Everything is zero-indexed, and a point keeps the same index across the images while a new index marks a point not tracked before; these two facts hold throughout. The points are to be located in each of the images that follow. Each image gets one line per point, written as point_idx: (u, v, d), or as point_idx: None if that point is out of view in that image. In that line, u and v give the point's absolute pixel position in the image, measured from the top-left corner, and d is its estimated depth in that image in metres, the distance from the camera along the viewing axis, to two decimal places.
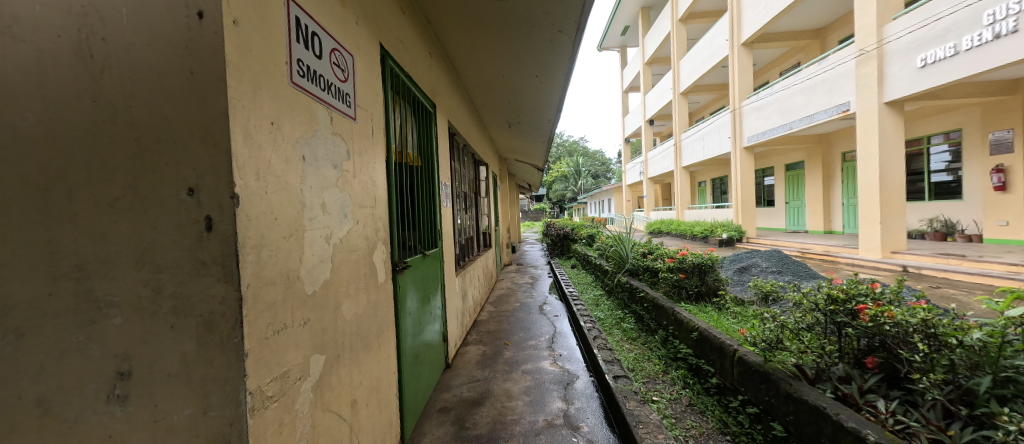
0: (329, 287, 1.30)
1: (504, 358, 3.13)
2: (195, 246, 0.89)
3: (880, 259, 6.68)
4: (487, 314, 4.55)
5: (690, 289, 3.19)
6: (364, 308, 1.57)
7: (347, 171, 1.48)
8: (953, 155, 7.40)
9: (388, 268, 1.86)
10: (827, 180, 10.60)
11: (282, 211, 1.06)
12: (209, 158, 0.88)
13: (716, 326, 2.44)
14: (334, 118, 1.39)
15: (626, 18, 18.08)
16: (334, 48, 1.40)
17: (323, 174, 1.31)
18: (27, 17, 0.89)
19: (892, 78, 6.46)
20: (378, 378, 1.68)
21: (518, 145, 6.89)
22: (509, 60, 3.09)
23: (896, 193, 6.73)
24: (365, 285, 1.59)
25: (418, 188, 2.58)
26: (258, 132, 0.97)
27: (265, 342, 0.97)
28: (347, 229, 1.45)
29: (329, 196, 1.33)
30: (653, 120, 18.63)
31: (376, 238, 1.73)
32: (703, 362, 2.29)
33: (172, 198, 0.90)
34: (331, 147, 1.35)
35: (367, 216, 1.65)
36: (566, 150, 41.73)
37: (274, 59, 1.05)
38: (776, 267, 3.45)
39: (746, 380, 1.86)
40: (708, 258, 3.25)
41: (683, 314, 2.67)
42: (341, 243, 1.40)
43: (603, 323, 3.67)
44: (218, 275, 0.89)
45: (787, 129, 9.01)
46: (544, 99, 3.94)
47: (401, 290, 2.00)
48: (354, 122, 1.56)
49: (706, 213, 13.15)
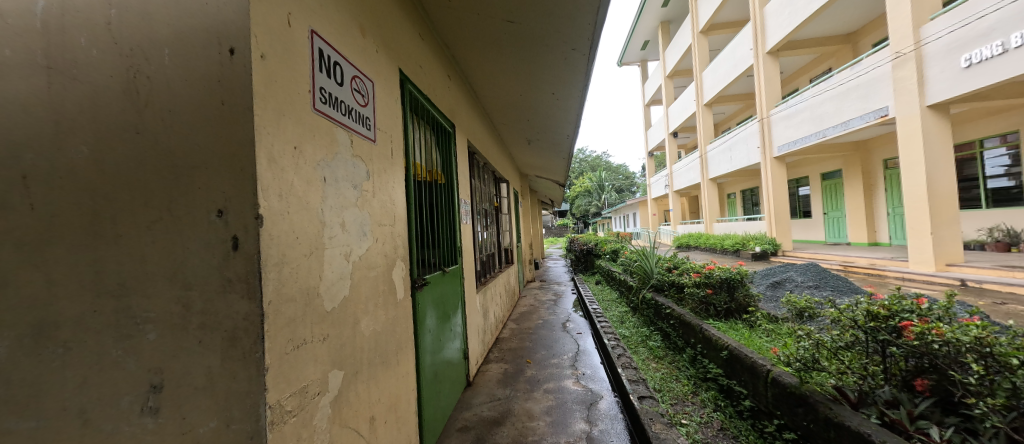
0: (348, 302, 1.32)
1: (525, 376, 3.05)
2: (222, 265, 0.94)
3: (934, 273, 6.15)
4: (509, 331, 4.50)
5: (719, 306, 2.99)
6: (382, 324, 1.58)
7: (367, 190, 1.53)
8: (1013, 158, 6.82)
9: (408, 285, 1.89)
10: (869, 189, 9.98)
11: (306, 228, 1.12)
12: (237, 182, 0.95)
13: (747, 344, 2.28)
14: (354, 141, 1.45)
15: (645, 33, 18.20)
16: (355, 75, 1.48)
17: (344, 194, 1.36)
18: (84, 62, 1.01)
19: (933, 80, 6.12)
20: (397, 394, 1.68)
21: (538, 161, 6.95)
22: (524, 79, 3.16)
23: (948, 201, 6.28)
24: (384, 302, 1.62)
25: (437, 205, 2.62)
26: (282, 156, 1.04)
27: (285, 356, 0.99)
28: (366, 247, 1.49)
29: (348, 215, 1.38)
30: (677, 132, 18.33)
31: (395, 256, 1.76)
32: (735, 383, 2.13)
33: (204, 219, 0.96)
34: (351, 168, 1.41)
35: (387, 233, 1.70)
36: (588, 165, 41.54)
37: (298, 88, 1.13)
38: (812, 281, 3.20)
39: (781, 403, 1.71)
40: (737, 273, 3.07)
41: (712, 332, 2.52)
42: (360, 260, 1.43)
43: (628, 340, 3.55)
44: (242, 292, 0.93)
45: (821, 137, 8.64)
46: (561, 115, 3.98)
47: (420, 308, 2.02)
48: (373, 144, 1.62)
49: (735, 226, 12.60)
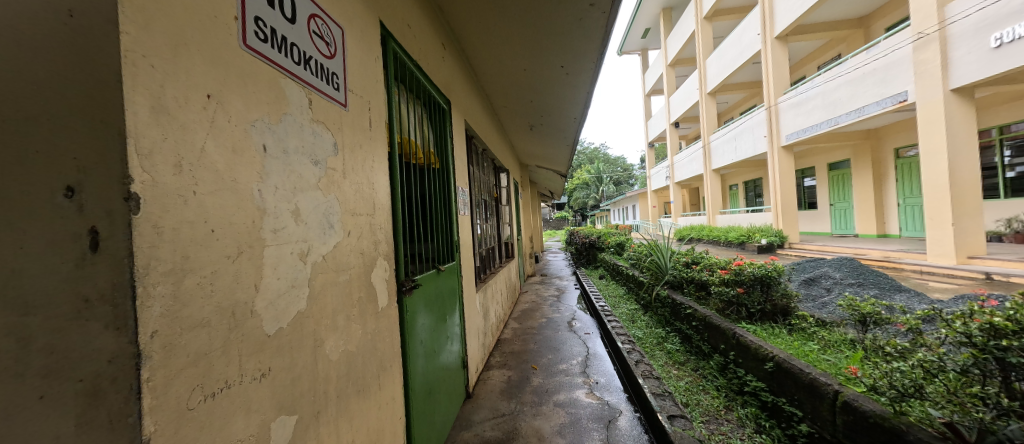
0: (304, 320, 0.96)
1: (532, 386, 2.72)
2: (77, 277, 0.59)
3: (955, 266, 5.88)
4: (512, 332, 4.16)
5: (751, 307, 2.55)
6: (358, 342, 1.22)
7: (334, 169, 1.17)
8: (1015, 149, 6.76)
9: (393, 289, 1.51)
10: (878, 179, 9.69)
11: (232, 218, 0.77)
12: (101, 143, 0.60)
13: (798, 354, 1.91)
14: (315, 102, 1.09)
15: (646, 20, 17.66)
16: (314, 14, 1.11)
17: (298, 172, 1.00)
18: None
19: (959, 62, 5.82)
20: (379, 428, 1.32)
21: (540, 150, 6.57)
22: (527, 50, 2.76)
23: (969, 191, 6.02)
24: (361, 312, 1.25)
25: (431, 193, 2.24)
26: (184, 107, 0.68)
27: (186, 415, 0.64)
28: (333, 243, 1.13)
29: (304, 200, 1.01)
30: (678, 123, 17.89)
31: (375, 253, 1.39)
32: (785, 402, 1.79)
33: (43, 200, 0.60)
34: (309, 137, 1.05)
35: (364, 224, 1.33)
36: (587, 158, 41.05)
37: (213, 10, 0.76)
38: (853, 279, 2.85)
39: (858, 435, 1.38)
40: (773, 268, 2.58)
41: (749, 338, 2.17)
42: (323, 261, 1.07)
43: (643, 343, 3.24)
44: (108, 318, 0.58)
45: (832, 125, 8.31)
46: (569, 95, 3.58)
47: (409, 316, 1.64)
48: (345, 110, 1.25)
49: (739, 218, 12.30)
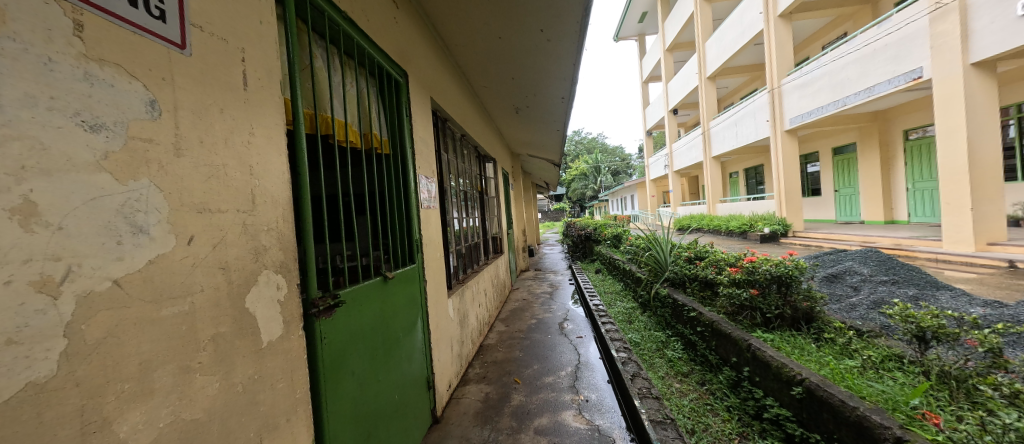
0: (45, 395, 0.56)
1: (511, 406, 2.34)
2: None
3: (974, 253, 5.50)
4: (496, 336, 3.77)
5: (767, 311, 2.17)
6: (209, 401, 0.81)
7: (157, 141, 0.74)
8: None
9: (294, 312, 1.10)
10: (886, 163, 9.28)
11: None
12: None
13: (836, 377, 1.51)
14: (102, 32, 0.67)
15: (643, 3, 16.96)
16: None
17: (39, 139, 0.57)
18: None
19: (981, 33, 5.36)
20: None
21: (530, 137, 6.12)
22: (499, 11, 2.31)
23: (989, 173, 5.60)
24: (220, 354, 0.85)
25: (376, 183, 1.82)
26: None
27: None
28: (151, 259, 0.72)
29: (56, 188, 0.59)
30: (677, 110, 17.33)
31: (257, 266, 0.98)
32: (820, 439, 1.40)
33: None
34: (72, 83, 0.62)
35: (233, 228, 0.91)
36: (585, 148, 40.36)
37: None
38: (886, 278, 2.48)
39: None
40: (793, 265, 2.17)
41: (769, 353, 1.77)
42: (113, 290, 0.65)
43: (642, 349, 2.86)
44: None
45: (840, 106, 7.87)
46: (554, 68, 3.14)
47: (325, 344, 1.23)
48: (187, 55, 0.82)
49: (741, 206, 11.87)
